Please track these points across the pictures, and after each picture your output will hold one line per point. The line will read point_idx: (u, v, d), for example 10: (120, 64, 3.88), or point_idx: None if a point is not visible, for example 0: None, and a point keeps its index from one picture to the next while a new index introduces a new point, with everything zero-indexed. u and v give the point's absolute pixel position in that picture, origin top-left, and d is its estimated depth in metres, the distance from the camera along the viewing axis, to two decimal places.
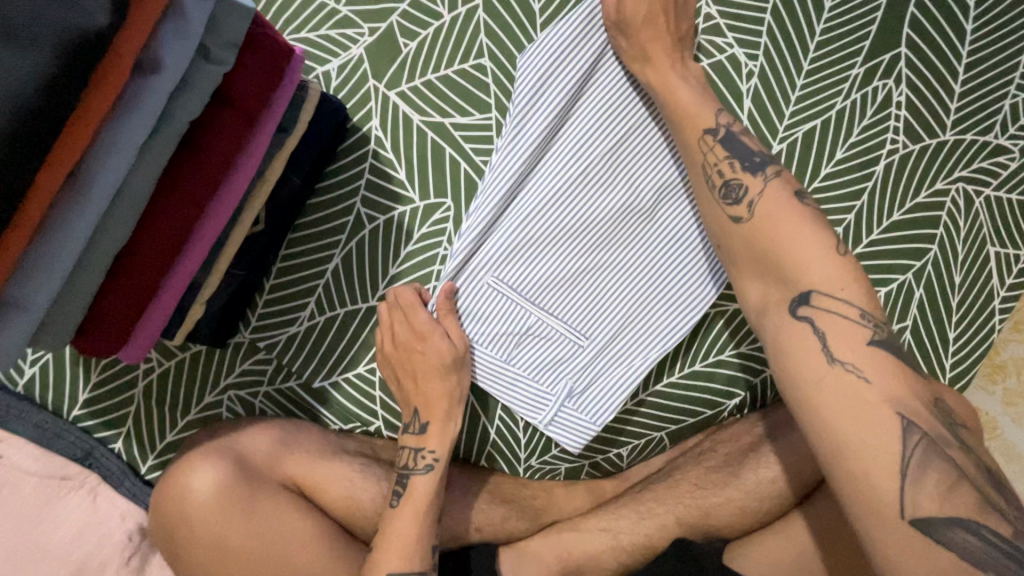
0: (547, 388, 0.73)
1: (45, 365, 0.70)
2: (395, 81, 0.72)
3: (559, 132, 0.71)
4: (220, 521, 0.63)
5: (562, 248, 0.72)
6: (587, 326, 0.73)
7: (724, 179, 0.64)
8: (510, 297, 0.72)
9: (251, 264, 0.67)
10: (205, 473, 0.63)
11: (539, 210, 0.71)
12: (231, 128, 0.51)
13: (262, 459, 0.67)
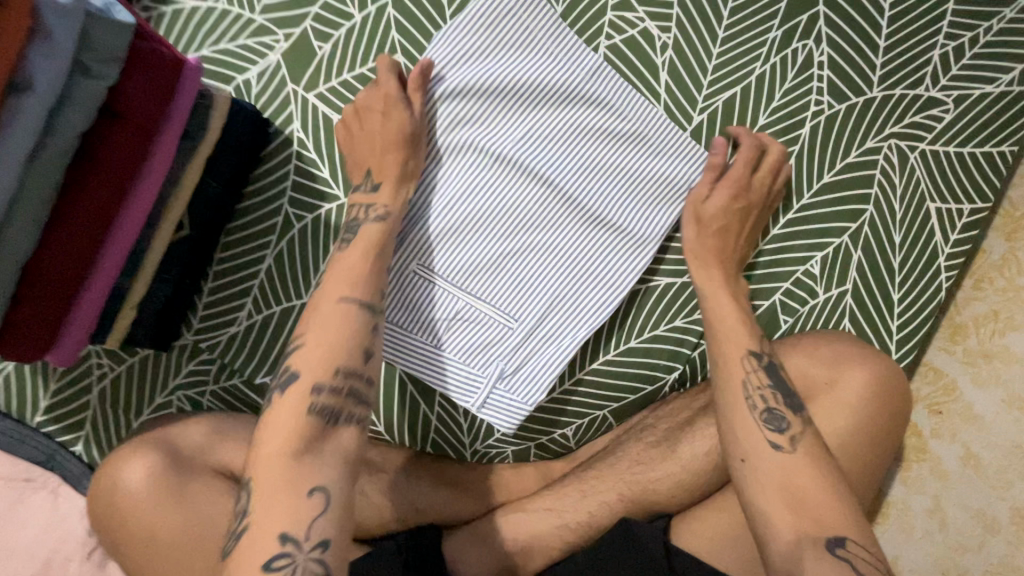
0: (478, 371, 0.75)
1: (7, 376, 0.75)
2: (312, 83, 0.74)
3: (475, 119, 0.72)
4: (153, 510, 0.67)
5: (485, 232, 0.73)
6: (514, 307, 0.74)
7: (769, 408, 0.63)
8: (437, 283, 0.73)
9: (181, 268, 0.70)
10: (137, 464, 0.68)
11: (460, 196, 0.73)
12: (127, 139, 0.54)
13: (194, 450, 0.71)
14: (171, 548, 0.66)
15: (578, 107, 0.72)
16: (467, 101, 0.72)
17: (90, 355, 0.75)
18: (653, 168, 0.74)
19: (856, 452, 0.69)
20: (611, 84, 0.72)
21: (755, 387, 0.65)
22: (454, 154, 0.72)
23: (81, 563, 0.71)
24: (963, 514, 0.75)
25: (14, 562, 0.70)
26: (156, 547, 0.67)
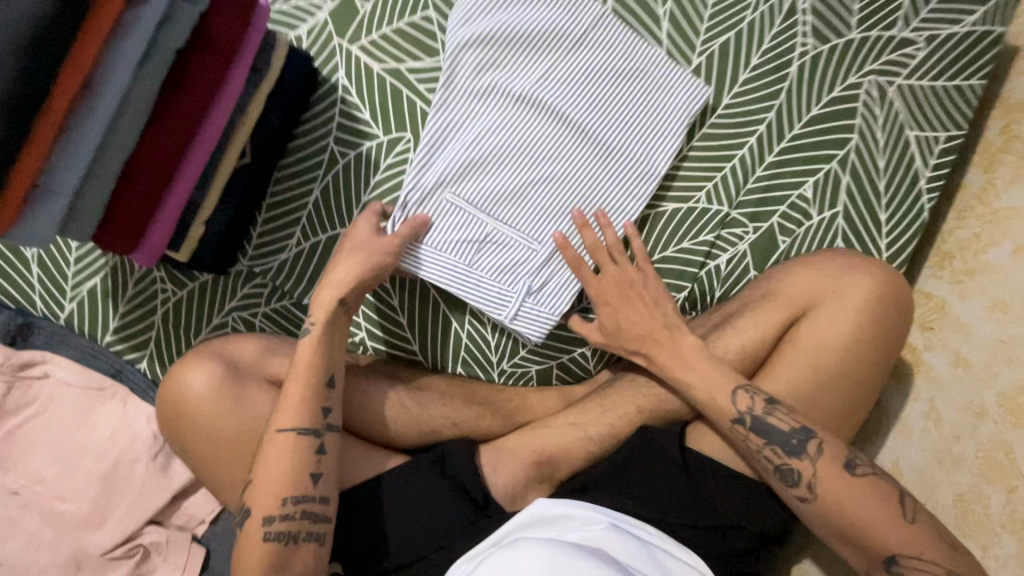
0: (508, 287, 0.82)
1: (81, 300, 0.83)
2: (355, 36, 0.84)
3: (498, 65, 0.80)
4: (217, 411, 0.70)
5: (510, 164, 0.82)
6: (538, 230, 0.82)
7: (777, 466, 0.70)
8: (469, 211, 0.81)
9: (242, 194, 0.79)
10: (202, 371, 0.71)
11: (487, 132, 0.81)
12: (211, 60, 0.63)
13: (250, 361, 0.74)
14: (236, 446, 0.70)
15: (587, 52, 0.81)
16: (491, 48, 0.80)
17: (155, 279, 0.83)
18: (657, 104, 0.82)
19: (862, 353, 0.73)
20: (616, 31, 0.81)
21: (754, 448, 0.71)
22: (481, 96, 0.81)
23: (148, 462, 0.79)
24: (953, 409, 0.79)
25: (91, 457, 0.79)
26: (219, 446, 0.70)
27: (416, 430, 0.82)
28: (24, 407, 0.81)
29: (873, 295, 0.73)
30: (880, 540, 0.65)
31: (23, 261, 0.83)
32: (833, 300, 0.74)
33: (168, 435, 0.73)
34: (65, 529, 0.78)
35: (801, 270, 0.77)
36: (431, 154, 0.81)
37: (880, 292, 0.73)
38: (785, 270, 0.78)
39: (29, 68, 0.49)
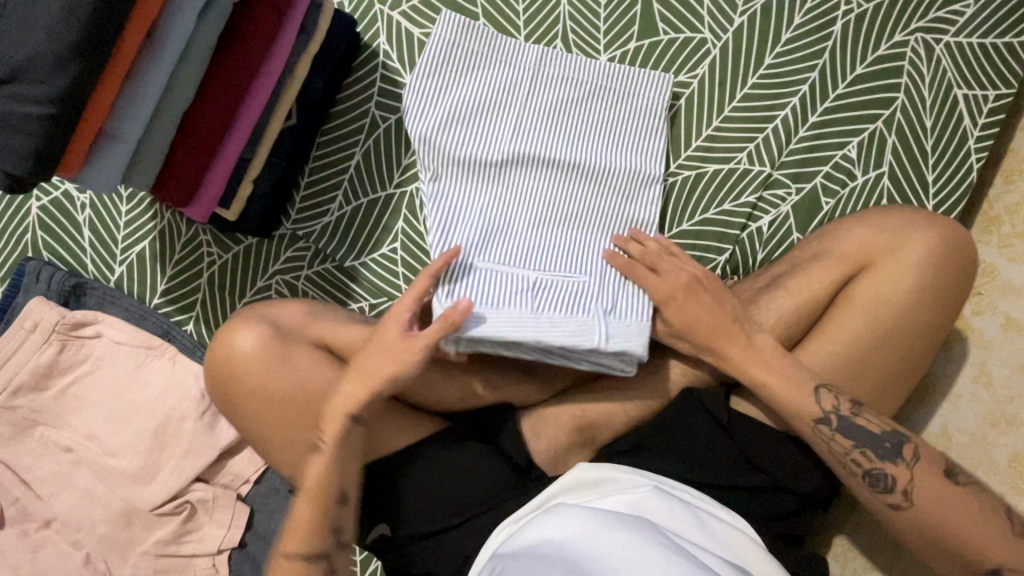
0: (584, 319, 0.72)
1: (131, 263, 0.85)
2: (396, 2, 0.85)
3: (470, 130, 0.80)
4: (265, 370, 0.72)
5: (519, 214, 0.78)
6: (576, 261, 0.77)
7: (865, 470, 0.67)
8: (502, 269, 0.74)
9: (288, 157, 0.80)
10: (248, 336, 0.72)
11: (476, 192, 0.78)
12: (265, 13, 0.65)
13: (294, 324, 0.75)
14: (285, 402, 0.72)
15: (546, 89, 0.81)
16: (456, 115, 0.80)
17: (201, 242, 0.85)
18: (629, 115, 0.82)
19: (918, 312, 0.71)
20: (564, 65, 0.81)
21: (842, 452, 0.68)
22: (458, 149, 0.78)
23: (195, 421, 0.81)
24: (1005, 371, 0.78)
25: (142, 415, 0.81)
26: (268, 403, 0.72)
27: (455, 393, 0.82)
28: (76, 365, 0.83)
29: (935, 251, 0.71)
30: (948, 514, 0.63)
31: (76, 225, 0.86)
32: (890, 255, 0.72)
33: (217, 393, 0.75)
34: (116, 484, 0.80)
35: (858, 228, 0.75)
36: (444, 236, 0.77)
37: (940, 248, 0.71)
38: (841, 227, 0.76)
39: (102, 14, 0.50)
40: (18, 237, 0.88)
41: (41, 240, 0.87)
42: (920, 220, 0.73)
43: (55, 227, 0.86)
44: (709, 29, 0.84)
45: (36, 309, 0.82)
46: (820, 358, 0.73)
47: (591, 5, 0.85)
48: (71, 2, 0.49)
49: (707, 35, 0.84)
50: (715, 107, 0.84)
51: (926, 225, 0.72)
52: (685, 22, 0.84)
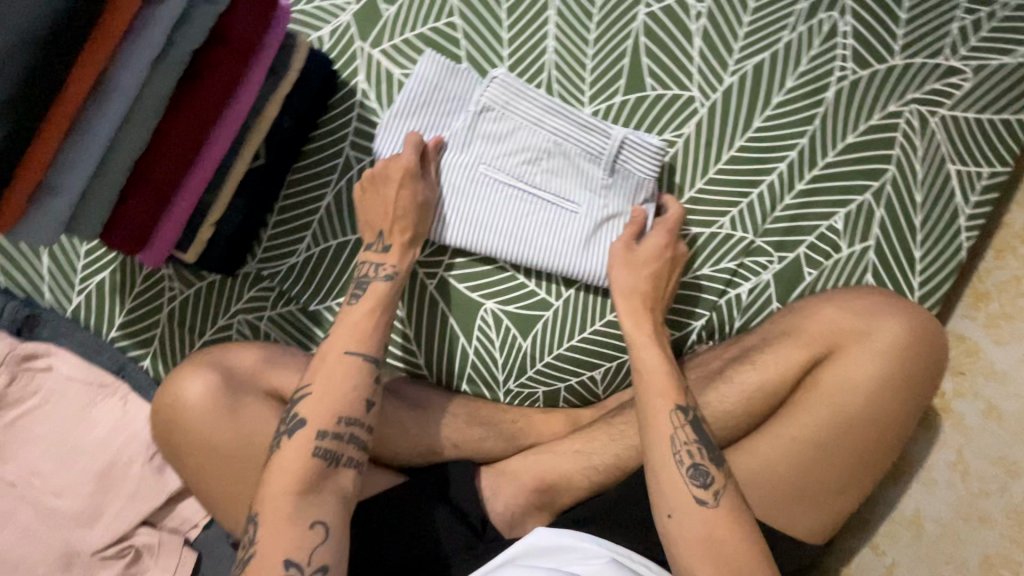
0: (604, 134, 0.76)
1: (89, 293, 0.83)
2: (378, 40, 0.82)
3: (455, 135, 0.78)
4: (212, 424, 0.65)
5: (502, 209, 0.77)
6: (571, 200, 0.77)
7: (693, 463, 0.64)
8: (517, 137, 0.77)
9: (254, 195, 0.77)
10: (197, 380, 0.65)
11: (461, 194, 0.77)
12: (229, 61, 0.62)
13: (247, 373, 0.68)
14: (232, 463, 0.65)
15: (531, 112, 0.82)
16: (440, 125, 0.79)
17: (163, 276, 0.82)
18: None
19: (888, 399, 0.67)
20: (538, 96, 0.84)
21: (681, 441, 0.65)
22: (444, 165, 0.78)
23: (144, 463, 0.78)
24: (981, 462, 0.76)
25: (88, 453, 0.78)
26: (212, 461, 0.65)
27: (417, 447, 0.79)
28: (25, 398, 0.80)
29: (909, 341, 0.67)
30: None
31: (35, 250, 0.83)
32: (862, 341, 0.68)
33: (161, 440, 0.67)
34: (58, 525, 0.77)
35: (829, 307, 0.71)
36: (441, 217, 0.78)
37: (916, 340, 0.67)
38: (810, 306, 0.73)
39: (34, 71, 0.47)
40: None
41: None
42: (899, 316, 0.68)
43: (12, 251, 0.83)
44: (698, 87, 0.81)
45: None
46: (779, 438, 0.69)
47: (579, 55, 0.82)
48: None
49: (696, 92, 0.81)
50: (700, 168, 0.82)
51: (899, 315, 0.68)
52: (674, 79, 0.81)
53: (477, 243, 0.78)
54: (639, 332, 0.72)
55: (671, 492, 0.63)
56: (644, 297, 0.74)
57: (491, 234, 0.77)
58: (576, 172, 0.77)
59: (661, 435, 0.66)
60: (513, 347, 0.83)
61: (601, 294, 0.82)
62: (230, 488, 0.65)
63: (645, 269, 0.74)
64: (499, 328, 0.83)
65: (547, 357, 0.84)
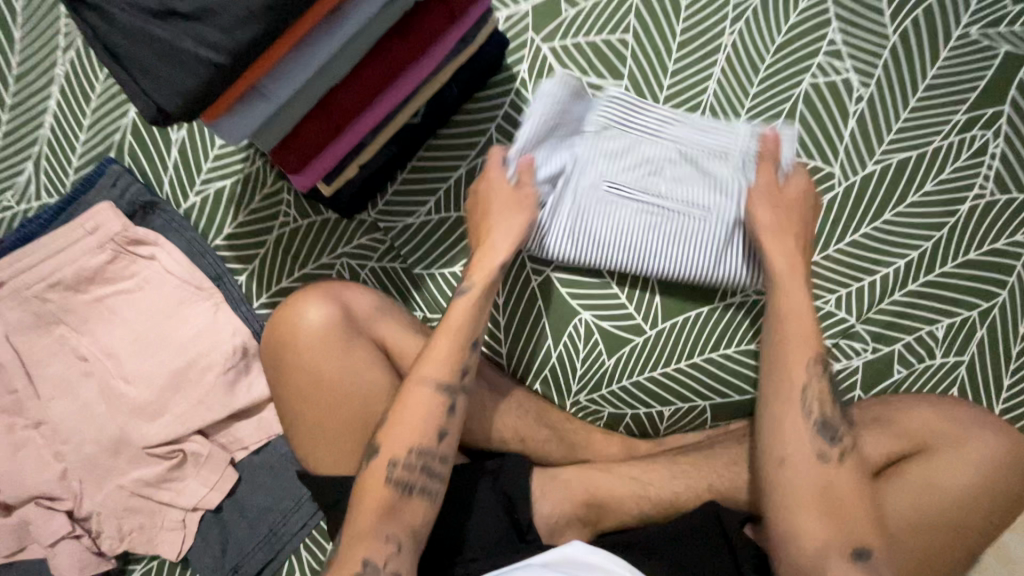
0: (724, 139, 0.79)
1: (206, 197, 0.84)
2: (550, 37, 0.84)
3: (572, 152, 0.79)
4: (324, 351, 0.68)
5: (632, 219, 0.78)
6: (698, 201, 0.77)
7: (822, 419, 0.68)
8: (638, 146, 0.79)
9: (399, 149, 0.79)
10: (320, 308, 0.69)
11: (586, 212, 0.79)
12: (438, 16, 0.64)
13: (363, 314, 0.71)
14: (332, 395, 0.68)
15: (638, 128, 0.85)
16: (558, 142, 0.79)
17: (282, 201, 0.83)
18: None
19: (969, 504, 0.69)
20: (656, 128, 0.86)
21: (812, 399, 0.69)
22: (568, 180, 0.79)
23: (217, 374, 0.78)
24: None
25: (168, 351, 0.78)
26: (314, 388, 0.68)
27: (484, 432, 0.80)
28: (121, 280, 0.80)
29: (1004, 457, 0.69)
30: None
31: (166, 141, 0.84)
32: (957, 447, 0.70)
33: (270, 357, 0.70)
34: (121, 411, 0.78)
35: (923, 407, 0.73)
36: (568, 237, 0.79)
37: (1011, 457, 0.69)
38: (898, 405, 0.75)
39: None
40: (107, 134, 0.84)
41: (125, 143, 0.84)
42: (993, 440, 0.70)
43: (144, 136, 0.84)
44: (841, 165, 0.82)
45: (101, 214, 0.79)
46: None
47: (735, 104, 0.84)
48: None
49: (837, 170, 0.83)
50: (821, 242, 0.83)
51: (998, 432, 0.70)
52: (821, 151, 0.83)
53: (613, 262, 0.80)
54: (787, 276, 0.72)
55: (794, 451, 0.68)
56: (791, 249, 0.73)
57: (619, 250, 0.79)
58: (702, 167, 0.78)
59: (790, 394, 0.69)
60: (596, 361, 0.84)
61: (694, 334, 0.83)
62: (323, 417, 0.68)
63: (786, 213, 0.74)
64: (588, 340, 0.84)
65: (625, 381, 0.85)
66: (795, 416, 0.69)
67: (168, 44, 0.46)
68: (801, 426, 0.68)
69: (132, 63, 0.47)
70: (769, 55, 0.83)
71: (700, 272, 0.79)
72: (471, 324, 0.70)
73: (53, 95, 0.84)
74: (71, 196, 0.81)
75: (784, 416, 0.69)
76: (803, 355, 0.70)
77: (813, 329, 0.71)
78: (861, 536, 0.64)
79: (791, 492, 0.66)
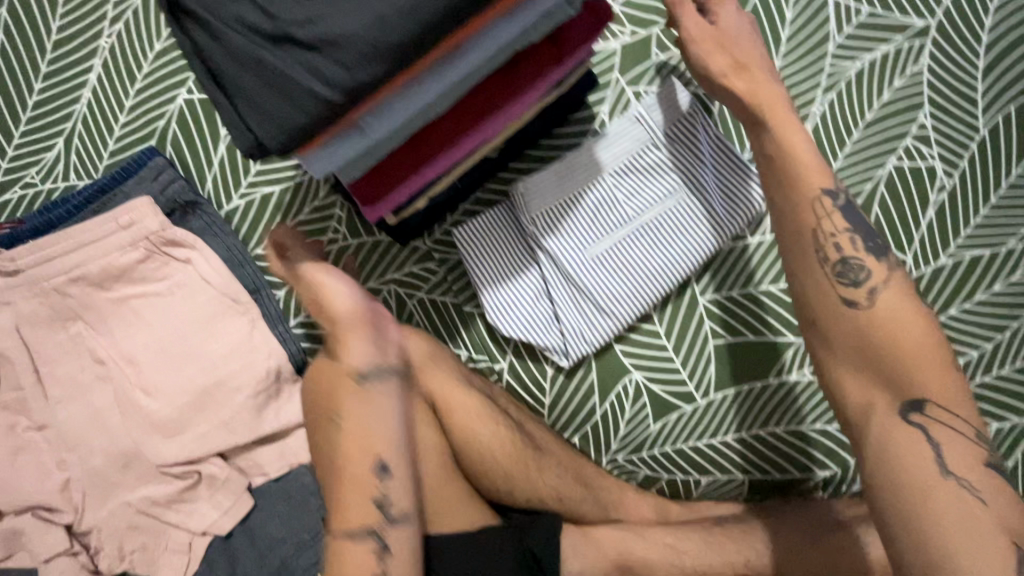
0: (613, 142, 0.74)
1: (251, 202, 0.78)
2: (635, 80, 0.79)
3: (546, 239, 0.74)
4: (372, 400, 0.65)
5: (636, 257, 0.75)
6: (666, 211, 0.74)
7: (842, 257, 0.59)
8: (588, 188, 0.74)
9: (469, 181, 0.74)
10: (366, 352, 0.65)
11: (596, 283, 0.75)
12: (545, 59, 0.59)
13: (415, 362, 0.71)
14: (375, 452, 0.64)
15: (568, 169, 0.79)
16: (531, 238, 0.75)
17: (333, 216, 0.78)
18: None
19: None
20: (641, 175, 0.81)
21: (827, 232, 0.60)
22: (564, 256, 0.74)
23: (246, 398, 0.73)
24: None
25: (196, 367, 0.73)
26: (358, 441, 0.65)
27: (522, 486, 0.73)
28: (150, 282, 0.74)
29: None
30: None
31: (214, 136, 0.78)
32: None
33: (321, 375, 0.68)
34: (138, 423, 0.72)
35: None
36: (599, 315, 0.76)
37: None
38: None
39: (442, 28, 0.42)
40: (150, 120, 0.78)
41: (169, 131, 0.78)
42: None
43: (191, 127, 0.78)
44: (913, 253, 0.80)
45: (138, 209, 0.72)
46: None
47: None
48: (417, 4, 0.40)
49: (908, 258, 0.81)
50: None
51: None
52: (895, 236, 0.81)
53: (647, 300, 0.75)
54: (775, 121, 0.62)
55: (814, 299, 0.59)
56: (771, 102, 0.63)
57: (640, 296, 0.75)
58: (643, 169, 0.74)
59: (804, 231, 0.60)
60: (639, 424, 0.82)
61: (743, 410, 0.81)
62: (362, 449, 0.65)
63: (736, 78, 0.65)
64: (636, 402, 0.82)
65: (666, 447, 0.83)
66: (809, 245, 0.60)
67: (279, 74, 0.41)
68: (817, 269, 0.59)
69: (234, 89, 0.42)
70: (857, 130, 0.81)
71: (711, 245, 0.75)
72: (337, 426, 0.66)
73: (94, 68, 0.77)
74: (105, 185, 0.74)
75: (802, 262, 0.60)
76: (813, 186, 0.61)
77: (816, 161, 0.61)
78: (911, 383, 0.53)
79: (823, 346, 0.58)
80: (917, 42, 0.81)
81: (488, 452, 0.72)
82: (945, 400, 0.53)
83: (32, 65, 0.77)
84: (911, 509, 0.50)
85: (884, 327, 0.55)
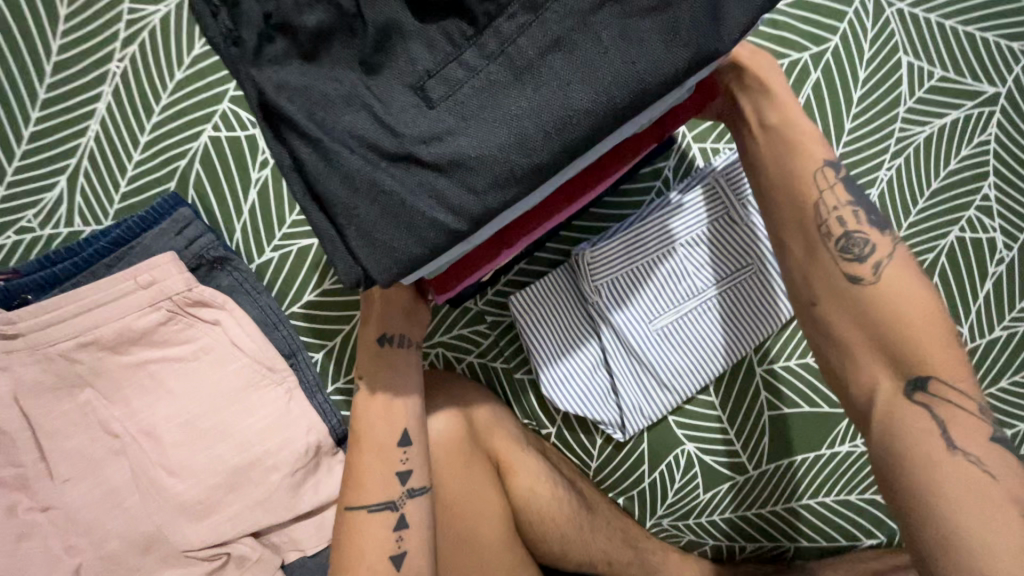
0: (681, 211, 0.69)
1: (285, 255, 0.72)
2: (703, 135, 0.74)
3: (608, 313, 0.70)
4: (447, 463, 0.66)
5: (699, 331, 0.71)
6: (732, 284, 0.70)
7: (845, 231, 0.52)
8: (653, 260, 0.69)
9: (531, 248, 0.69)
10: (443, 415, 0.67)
11: (658, 358, 0.71)
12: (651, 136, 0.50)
13: (482, 424, 0.69)
14: (454, 518, 0.64)
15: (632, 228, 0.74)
16: (592, 311, 0.71)
17: None
18: None
19: None
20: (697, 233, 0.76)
21: (830, 205, 0.53)
22: (626, 330, 0.70)
23: (283, 476, 0.67)
24: None
25: (228, 445, 0.66)
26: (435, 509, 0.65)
27: (578, 554, 0.69)
28: (174, 345, 0.66)
29: None
30: None
31: (245, 180, 0.70)
32: None
33: (362, 371, 0.58)
34: (160, 505, 0.64)
35: None
36: (659, 390, 0.73)
37: None
38: None
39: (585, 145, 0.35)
40: (169, 159, 0.69)
41: (192, 172, 0.70)
42: None
43: (217, 170, 0.70)
44: (969, 325, 0.80)
45: (160, 266, 0.64)
46: None
47: None
48: (565, 121, 0.34)
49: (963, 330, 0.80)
50: None
51: None
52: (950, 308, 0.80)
53: (709, 377, 0.73)
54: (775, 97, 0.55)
55: (815, 274, 0.53)
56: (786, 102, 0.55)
57: (702, 370, 0.73)
58: (716, 243, 0.70)
59: (801, 207, 0.54)
60: (689, 492, 0.79)
61: (795, 478, 0.79)
62: (421, 463, 0.57)
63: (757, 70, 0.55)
64: (687, 473, 0.79)
65: (713, 514, 0.80)
66: (811, 220, 0.53)
67: (397, 199, 0.35)
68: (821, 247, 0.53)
69: (339, 213, 0.35)
70: (922, 199, 0.79)
71: (775, 321, 0.72)
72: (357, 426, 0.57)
73: (104, 95, 0.68)
74: (121, 235, 0.66)
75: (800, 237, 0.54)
76: (817, 158, 0.54)
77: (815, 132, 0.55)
78: (921, 360, 0.47)
79: (824, 331, 0.52)
80: (986, 110, 0.78)
81: (550, 526, 0.67)
82: (950, 377, 0.47)
83: (29, 90, 0.67)
84: (924, 482, 0.45)
85: (891, 309, 0.49)
